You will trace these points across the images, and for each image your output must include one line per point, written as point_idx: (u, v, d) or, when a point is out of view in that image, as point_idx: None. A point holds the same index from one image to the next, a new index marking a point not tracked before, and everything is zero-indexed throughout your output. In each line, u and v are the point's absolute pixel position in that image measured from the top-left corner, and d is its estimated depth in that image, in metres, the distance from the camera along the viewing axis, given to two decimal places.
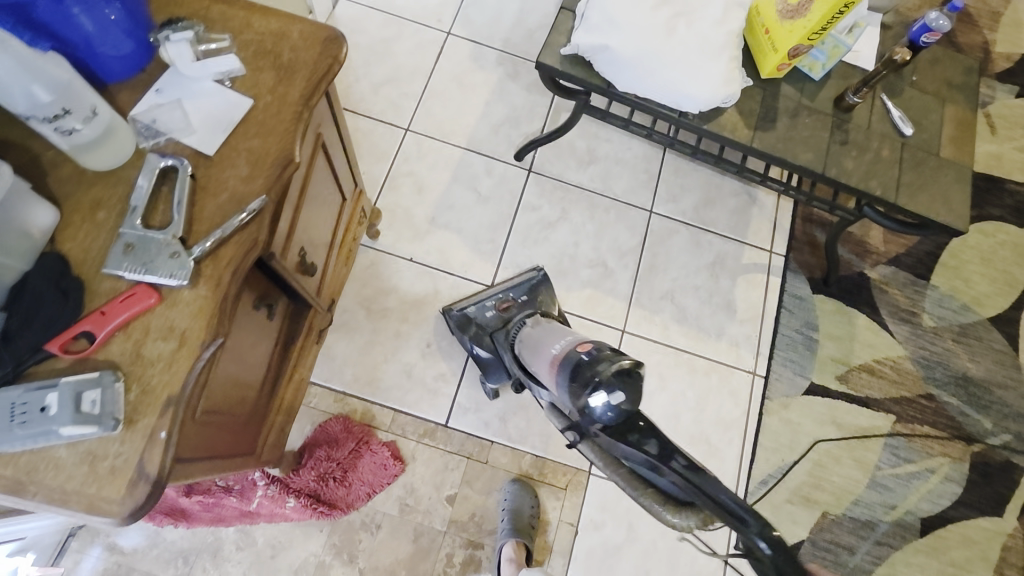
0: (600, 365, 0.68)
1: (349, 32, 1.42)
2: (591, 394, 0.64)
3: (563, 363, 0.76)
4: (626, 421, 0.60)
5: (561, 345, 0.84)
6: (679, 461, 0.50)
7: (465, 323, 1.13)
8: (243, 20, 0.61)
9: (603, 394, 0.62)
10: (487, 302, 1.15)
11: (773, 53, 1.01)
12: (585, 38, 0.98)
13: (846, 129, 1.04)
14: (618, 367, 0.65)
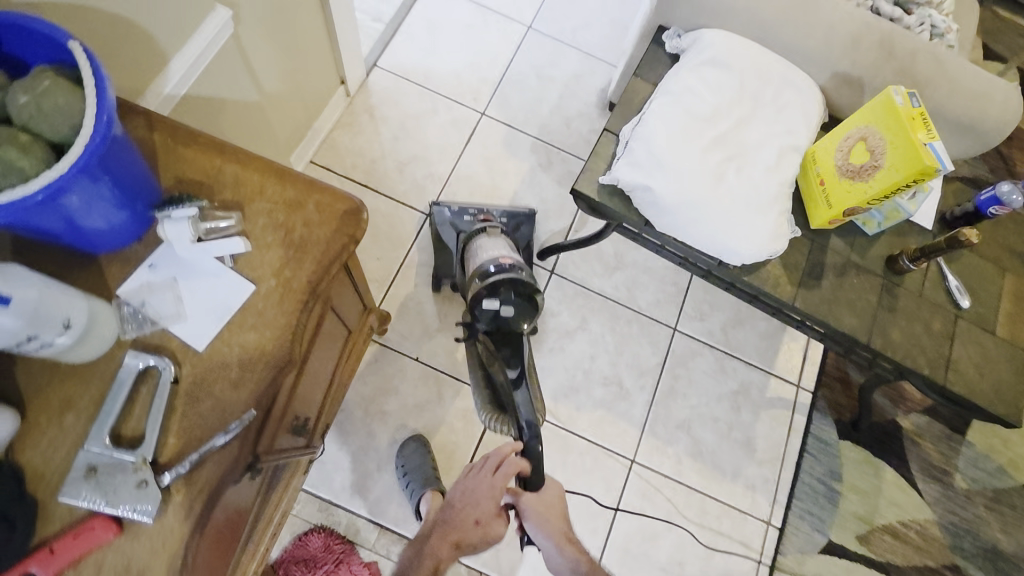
0: (507, 282, 0.93)
1: (381, 103, 1.36)
2: (490, 299, 0.93)
3: (481, 267, 0.98)
4: (503, 327, 0.95)
5: (494, 249, 1.02)
6: (514, 373, 0.94)
7: (445, 225, 1.16)
8: (259, 187, 0.56)
9: (498, 303, 0.92)
10: (470, 212, 1.16)
11: (826, 208, 0.94)
12: (627, 172, 0.92)
13: (895, 294, 0.97)
14: (519, 292, 0.93)
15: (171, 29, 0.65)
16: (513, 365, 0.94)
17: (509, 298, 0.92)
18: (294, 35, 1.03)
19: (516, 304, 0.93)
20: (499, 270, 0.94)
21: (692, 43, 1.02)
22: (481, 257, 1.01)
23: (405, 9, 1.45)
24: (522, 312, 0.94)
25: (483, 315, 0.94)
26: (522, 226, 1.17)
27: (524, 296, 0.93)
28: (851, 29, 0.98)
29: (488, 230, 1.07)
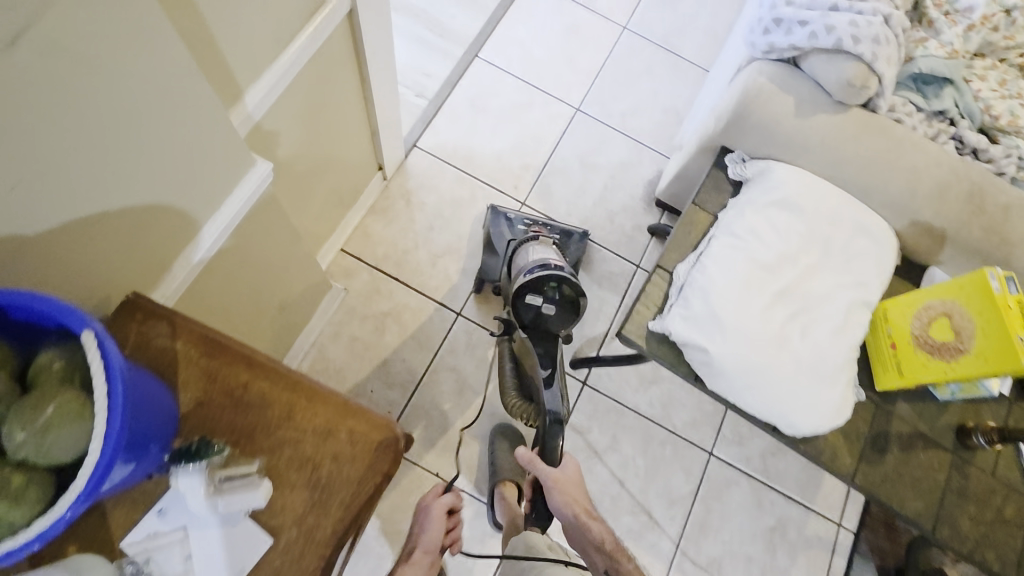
0: (552, 283, 0.92)
1: (418, 188, 1.31)
2: (533, 296, 0.92)
3: (529, 263, 0.98)
4: (542, 328, 0.94)
5: (542, 249, 1.01)
6: (547, 372, 0.93)
7: (495, 227, 1.17)
8: (287, 411, 0.50)
9: (540, 300, 0.92)
10: (521, 222, 1.17)
11: (896, 375, 0.86)
12: (681, 326, 0.84)
13: (965, 473, 0.89)
14: (563, 293, 0.92)
15: (202, 200, 0.58)
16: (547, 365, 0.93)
17: (553, 298, 0.92)
18: (333, 137, 0.97)
19: (560, 305, 0.92)
20: (545, 267, 0.92)
21: (757, 174, 0.95)
22: (527, 256, 1.00)
23: (449, 85, 1.41)
24: (564, 314, 0.93)
25: (525, 311, 0.93)
26: (573, 243, 1.17)
27: (568, 299, 0.93)
28: (937, 177, 0.89)
29: (540, 239, 1.06)
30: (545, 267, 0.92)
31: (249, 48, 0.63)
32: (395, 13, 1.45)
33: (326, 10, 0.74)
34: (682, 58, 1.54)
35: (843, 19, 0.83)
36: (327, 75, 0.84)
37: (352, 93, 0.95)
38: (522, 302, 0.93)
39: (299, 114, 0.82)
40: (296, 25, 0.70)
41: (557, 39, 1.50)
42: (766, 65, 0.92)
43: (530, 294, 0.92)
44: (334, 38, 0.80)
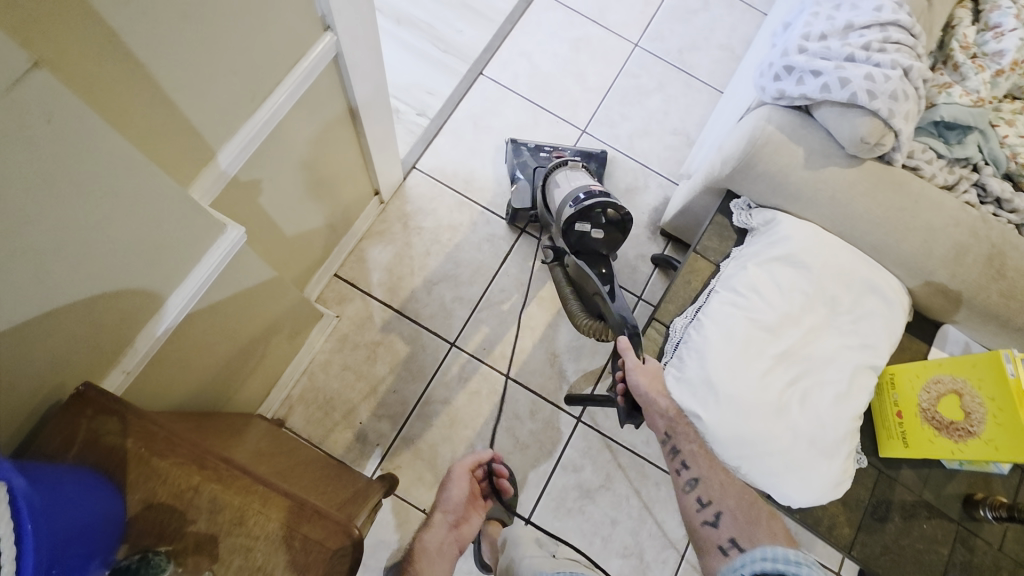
0: (598, 207, 0.95)
1: (416, 210, 1.28)
2: (580, 221, 0.96)
3: (569, 193, 1.02)
4: (589, 249, 0.98)
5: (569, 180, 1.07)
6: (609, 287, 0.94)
7: (518, 158, 1.27)
8: (239, 516, 0.50)
9: (587, 225, 0.96)
10: (546, 149, 1.29)
11: (901, 447, 0.82)
12: (676, 388, 0.81)
13: (971, 546, 0.85)
14: (610, 214, 0.96)
15: (166, 272, 0.56)
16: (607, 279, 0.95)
17: (600, 222, 0.96)
18: (321, 172, 0.94)
19: (608, 227, 0.97)
20: (591, 196, 0.96)
21: (763, 224, 0.91)
22: (564, 187, 1.05)
23: (452, 104, 1.37)
24: (611, 236, 0.98)
25: (577, 236, 0.97)
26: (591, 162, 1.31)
27: (614, 221, 0.97)
28: (954, 238, 0.85)
29: (569, 163, 1.12)
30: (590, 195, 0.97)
31: (220, 109, 0.61)
32: (399, 27, 1.41)
33: (308, 59, 0.71)
34: (695, 76, 1.48)
35: (858, 73, 0.79)
36: (314, 116, 0.81)
37: (343, 128, 0.92)
38: (569, 228, 0.97)
39: (282, 158, 0.79)
40: (275, 77, 0.68)
41: (565, 56, 1.45)
42: (775, 112, 0.87)
43: (580, 219, 0.96)
44: (320, 81, 0.77)
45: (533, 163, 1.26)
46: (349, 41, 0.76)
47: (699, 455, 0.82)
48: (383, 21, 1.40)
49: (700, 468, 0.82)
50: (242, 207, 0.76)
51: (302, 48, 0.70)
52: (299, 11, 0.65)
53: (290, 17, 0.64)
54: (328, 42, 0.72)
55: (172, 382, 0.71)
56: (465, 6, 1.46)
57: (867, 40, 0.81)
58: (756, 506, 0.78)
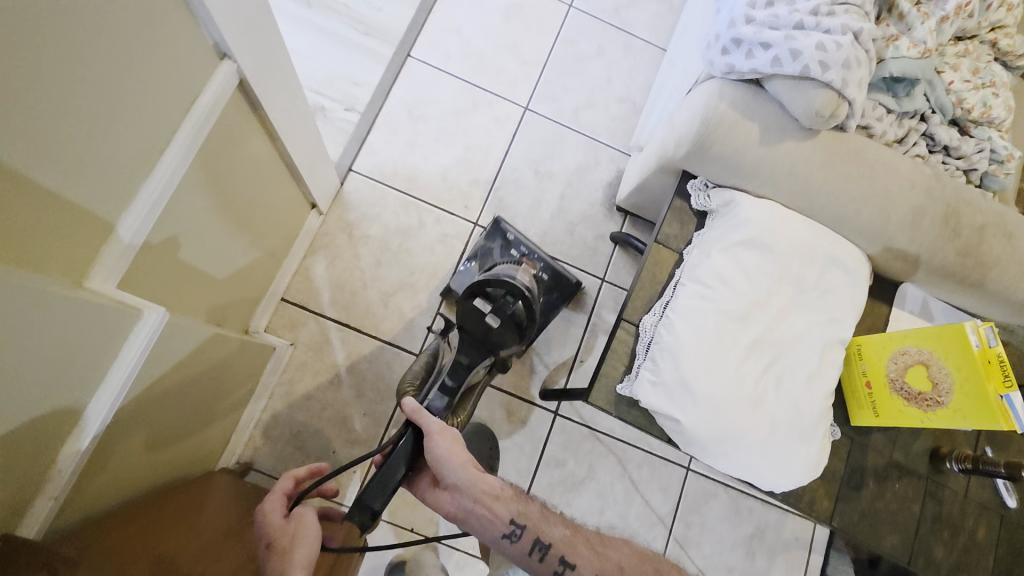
0: (511, 295, 0.81)
1: (359, 218, 1.19)
2: (483, 296, 0.81)
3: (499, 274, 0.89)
4: (477, 335, 0.83)
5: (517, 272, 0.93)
6: (452, 389, 0.81)
7: (491, 240, 1.14)
8: None
9: (486, 306, 0.82)
10: (524, 247, 1.14)
11: (872, 416, 0.84)
12: (653, 393, 0.79)
13: (939, 498, 0.90)
14: (517, 310, 0.81)
15: (84, 379, 0.51)
16: (456, 378, 0.82)
17: (501, 310, 0.81)
18: (248, 207, 0.84)
19: (506, 322, 0.81)
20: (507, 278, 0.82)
21: (723, 205, 0.88)
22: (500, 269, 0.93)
23: (382, 94, 1.27)
24: (505, 335, 0.82)
25: (468, 312, 0.82)
26: (556, 290, 1.12)
27: (516, 321, 0.82)
28: (911, 203, 0.84)
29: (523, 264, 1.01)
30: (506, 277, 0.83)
31: (108, 182, 0.52)
32: (309, 11, 1.27)
33: (209, 96, 0.60)
34: (634, 36, 1.41)
35: (808, 42, 0.74)
36: (227, 152, 0.71)
37: (264, 154, 0.82)
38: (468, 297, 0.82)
39: (199, 206, 0.70)
40: (171, 125, 0.58)
41: (496, 27, 1.35)
42: (726, 88, 0.82)
43: (478, 296, 0.81)
44: (228, 113, 0.67)
45: (498, 256, 1.12)
46: (252, 61, 0.66)
47: (571, 539, 0.72)
48: (292, 6, 1.26)
49: (587, 562, 0.71)
50: (166, 270, 0.68)
51: (198, 84, 0.59)
52: (184, 45, 0.54)
53: (175, 55, 0.54)
54: (228, 71, 0.62)
55: (108, 482, 0.66)
56: None
57: (814, 5, 0.76)
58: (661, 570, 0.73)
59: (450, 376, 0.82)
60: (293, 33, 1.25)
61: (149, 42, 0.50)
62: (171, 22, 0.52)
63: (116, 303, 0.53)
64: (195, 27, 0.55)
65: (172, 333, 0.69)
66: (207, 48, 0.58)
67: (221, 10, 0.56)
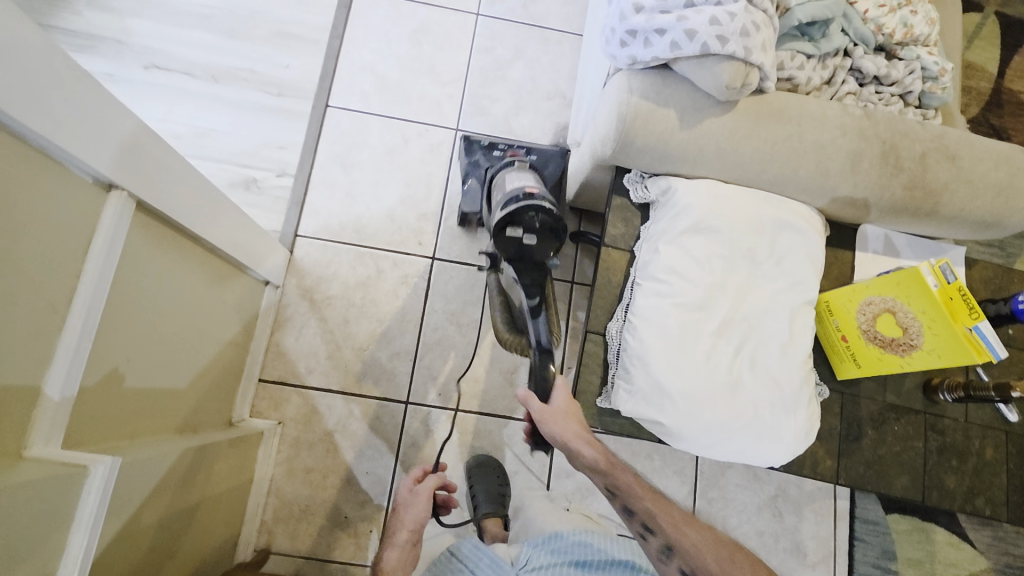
0: (533, 206, 0.77)
1: (316, 280, 1.18)
2: (512, 225, 0.77)
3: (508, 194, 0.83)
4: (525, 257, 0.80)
5: (517, 179, 0.88)
6: (536, 303, 0.78)
7: (469, 156, 1.17)
8: None
9: (522, 232, 0.77)
10: (500, 147, 1.18)
11: (855, 367, 0.83)
12: (630, 403, 0.78)
13: (940, 429, 0.89)
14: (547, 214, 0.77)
15: (43, 555, 0.52)
16: (535, 293, 0.78)
17: (533, 226, 0.77)
18: (192, 312, 0.83)
19: (541, 235, 0.78)
20: (519, 197, 0.79)
21: (662, 193, 0.86)
22: (506, 182, 0.88)
23: (311, 152, 1.25)
24: (547, 242, 0.79)
25: (504, 244, 0.79)
26: (551, 163, 1.18)
27: (550, 225, 0.78)
28: (847, 148, 0.82)
29: (515, 163, 1.01)
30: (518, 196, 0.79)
31: (17, 349, 0.50)
32: (218, 86, 1.25)
33: (104, 231, 0.59)
34: (548, 28, 1.38)
35: (701, 19, 0.72)
36: (146, 272, 0.69)
37: (193, 258, 0.81)
38: (500, 233, 0.78)
39: (134, 331, 0.68)
40: (71, 270, 0.56)
41: (409, 55, 1.32)
42: (634, 79, 0.80)
43: (507, 227, 0.77)
44: (134, 237, 0.65)
45: (486, 164, 1.16)
46: (144, 181, 0.64)
47: (652, 510, 0.82)
48: (198, 85, 1.24)
49: (665, 531, 0.81)
50: (115, 405, 0.67)
51: (88, 222, 0.57)
52: (56, 191, 0.52)
53: (52, 204, 0.52)
54: (118, 200, 0.60)
55: None
56: (281, 35, 1.29)
57: None
58: (736, 557, 0.80)
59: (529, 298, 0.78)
60: (207, 113, 1.23)
61: (19, 203, 0.48)
62: (34, 175, 0.50)
63: (58, 471, 0.53)
64: (62, 170, 0.53)
65: (142, 463, 0.68)
66: (84, 185, 0.56)
67: (87, 148, 0.54)
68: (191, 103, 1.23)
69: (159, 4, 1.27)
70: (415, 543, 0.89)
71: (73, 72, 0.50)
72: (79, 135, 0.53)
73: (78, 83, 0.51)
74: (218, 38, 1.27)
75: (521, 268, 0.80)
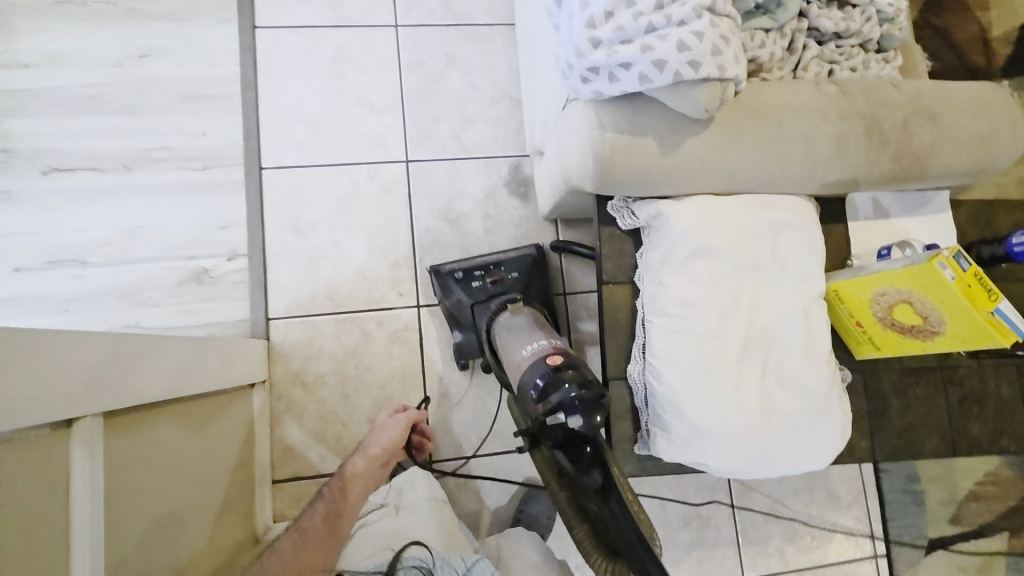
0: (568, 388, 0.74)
1: (303, 361, 1.11)
2: (553, 416, 0.74)
3: (531, 371, 0.80)
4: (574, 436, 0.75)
5: (533, 347, 0.86)
6: (598, 479, 0.72)
7: (447, 290, 1.07)
8: None
9: (565, 417, 0.74)
10: (478, 271, 1.08)
11: (873, 349, 0.84)
12: (670, 450, 0.78)
13: (959, 380, 0.92)
14: (584, 391, 0.73)
15: None
16: (593, 468, 0.73)
17: (573, 409, 0.73)
18: (196, 462, 0.79)
19: (585, 413, 0.73)
20: (548, 380, 0.76)
21: (652, 219, 0.82)
22: (521, 356, 0.86)
23: (257, 224, 1.14)
24: (593, 415, 0.74)
25: (550, 433, 0.76)
26: (535, 274, 1.11)
27: (592, 400, 0.74)
28: (831, 134, 0.78)
29: (512, 313, 0.97)
30: (546, 380, 0.76)
31: None
32: (133, 174, 1.11)
33: (78, 478, 0.54)
34: (475, 24, 1.26)
35: (668, 47, 0.65)
36: (136, 462, 0.65)
37: (183, 420, 0.76)
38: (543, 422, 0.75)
39: (148, 532, 0.65)
40: (62, 526, 0.52)
41: (333, 89, 1.20)
42: (601, 111, 0.74)
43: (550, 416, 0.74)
44: (112, 448, 0.61)
45: (469, 300, 1.05)
46: (108, 391, 0.58)
47: None
48: (110, 179, 1.10)
49: None
50: None
51: (58, 475, 0.53)
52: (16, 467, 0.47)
53: (20, 481, 0.48)
54: (84, 436, 0.55)
55: None
56: (185, 98, 1.15)
57: None
58: None
59: (590, 478, 0.72)
60: (129, 209, 1.10)
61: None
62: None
63: None
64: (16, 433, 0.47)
65: None
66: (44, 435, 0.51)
67: (43, 403, 0.48)
68: (108, 202, 1.09)
69: (35, 95, 1.10)
70: (385, 463, 0.95)
71: (16, 339, 0.44)
72: (32, 397, 0.46)
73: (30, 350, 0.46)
74: (115, 118, 1.12)
75: (574, 449, 0.75)
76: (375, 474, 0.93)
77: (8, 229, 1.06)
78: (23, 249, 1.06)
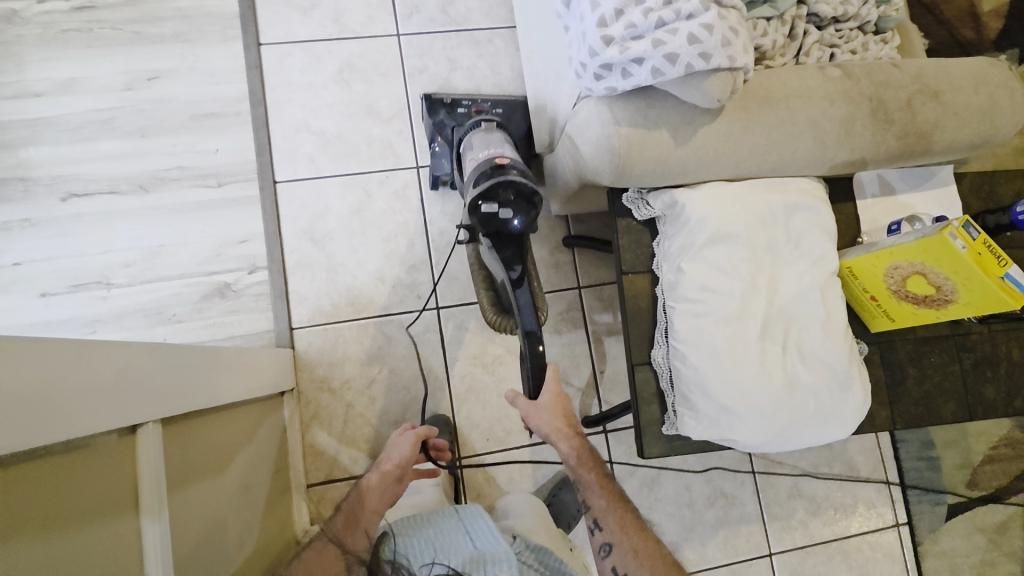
0: (509, 182, 0.76)
1: (329, 367, 1.14)
2: (486, 202, 0.76)
3: (481, 167, 0.82)
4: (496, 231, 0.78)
5: (488, 152, 0.88)
6: (518, 274, 0.78)
7: (431, 104, 1.07)
8: None
9: (497, 206, 0.76)
10: (464, 101, 1.08)
11: (888, 321, 0.87)
12: (698, 430, 0.80)
13: (971, 347, 0.94)
14: (523, 191, 0.76)
15: None
16: (515, 264, 0.78)
17: (509, 201, 0.76)
18: (239, 468, 0.81)
19: (516, 209, 0.76)
20: (494, 175, 0.77)
21: (667, 207, 0.84)
22: (476, 158, 0.87)
23: (274, 236, 1.16)
24: (523, 217, 0.77)
25: (477, 217, 0.77)
26: (516, 113, 1.11)
27: (524, 196, 0.77)
28: (838, 116, 0.81)
29: (482, 124, 0.98)
30: (492, 175, 0.77)
31: None
32: (151, 194, 1.13)
33: (150, 545, 0.56)
34: (475, 28, 1.28)
35: (680, 40, 0.67)
36: (189, 471, 0.67)
37: (232, 473, 0.78)
38: (474, 207, 0.76)
39: (202, 540, 0.66)
40: (132, 533, 0.54)
41: (341, 99, 1.22)
42: (615, 107, 0.76)
43: (484, 199, 0.76)
44: (175, 496, 0.63)
45: (452, 123, 1.06)
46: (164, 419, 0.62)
47: None
48: (128, 200, 1.12)
49: None
50: None
51: (132, 543, 0.54)
52: (99, 504, 0.51)
53: (91, 488, 0.50)
54: (152, 509, 0.57)
55: None
56: (197, 117, 1.17)
57: None
58: None
59: (509, 267, 0.79)
60: (150, 228, 1.12)
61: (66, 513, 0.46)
62: (74, 474, 0.48)
63: None
64: (103, 454, 0.52)
65: None
66: (118, 467, 0.54)
67: (123, 414, 0.52)
68: (127, 223, 1.11)
69: (49, 123, 1.12)
70: (399, 481, 0.90)
71: (94, 350, 0.48)
72: (116, 410, 0.51)
73: (92, 359, 0.47)
74: (130, 141, 1.14)
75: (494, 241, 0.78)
76: (389, 489, 0.88)
77: (32, 255, 1.08)
78: (49, 275, 1.08)
